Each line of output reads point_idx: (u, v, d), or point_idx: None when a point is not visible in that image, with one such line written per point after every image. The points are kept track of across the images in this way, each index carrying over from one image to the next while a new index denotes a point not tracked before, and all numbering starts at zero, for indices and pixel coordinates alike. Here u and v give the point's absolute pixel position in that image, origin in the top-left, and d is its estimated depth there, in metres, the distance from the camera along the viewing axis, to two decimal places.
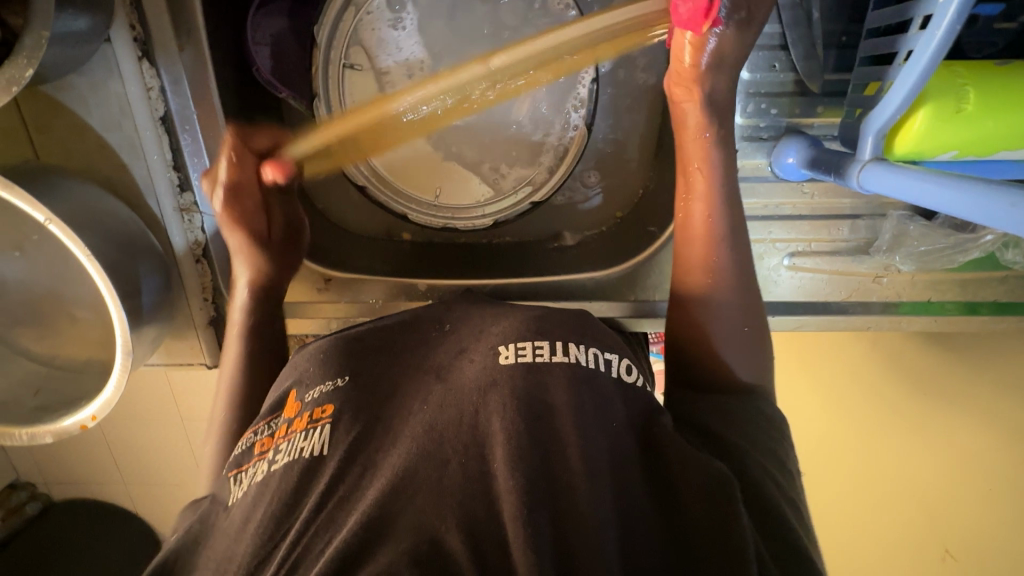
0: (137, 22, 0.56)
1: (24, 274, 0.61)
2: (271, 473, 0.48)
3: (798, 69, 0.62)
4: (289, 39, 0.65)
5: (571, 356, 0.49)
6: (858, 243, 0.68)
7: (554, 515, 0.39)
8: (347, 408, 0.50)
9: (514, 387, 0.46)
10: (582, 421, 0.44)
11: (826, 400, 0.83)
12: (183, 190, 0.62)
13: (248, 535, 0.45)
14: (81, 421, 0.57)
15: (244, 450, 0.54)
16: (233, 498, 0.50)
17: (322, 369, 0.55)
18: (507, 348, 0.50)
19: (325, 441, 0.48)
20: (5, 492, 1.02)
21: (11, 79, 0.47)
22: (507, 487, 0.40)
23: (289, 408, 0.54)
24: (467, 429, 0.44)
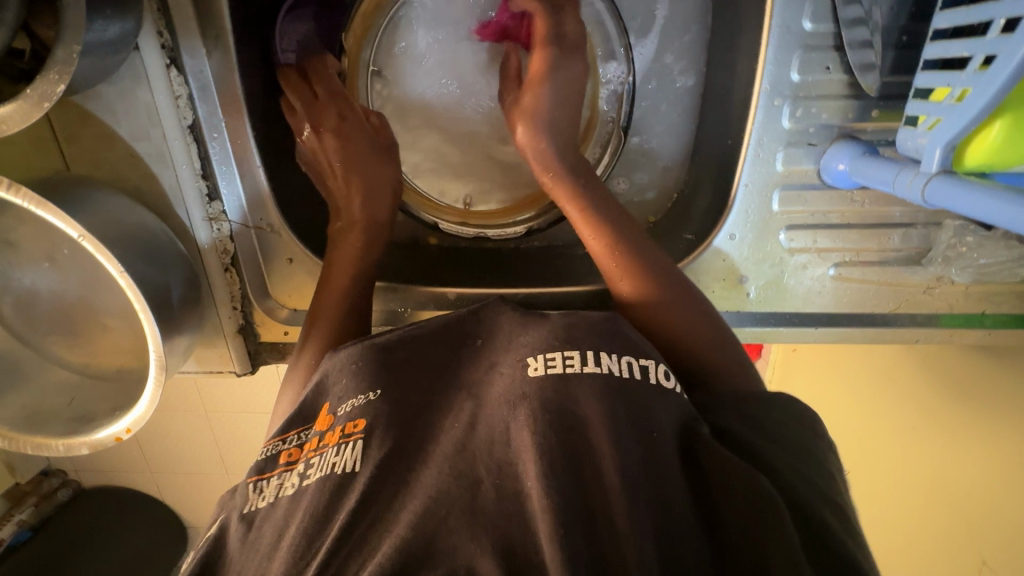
0: (164, 29, 0.54)
1: (56, 284, 0.62)
2: (304, 487, 0.44)
3: (854, 72, 0.54)
4: (316, 42, 0.66)
5: (603, 366, 0.44)
6: (909, 253, 0.62)
7: (587, 532, 0.36)
8: (381, 422, 0.46)
9: (543, 401, 0.42)
10: (619, 436, 0.39)
11: (859, 411, 0.89)
12: (212, 199, 0.62)
13: (278, 556, 0.40)
14: (116, 433, 0.57)
15: (268, 457, 0.50)
16: (252, 510, 0.46)
17: (357, 378, 0.51)
18: (536, 358, 0.46)
19: (358, 457, 0.44)
20: (39, 479, 1.17)
21: (43, 96, 0.43)
22: (541, 505, 0.36)
23: (322, 420, 0.51)
24: (499, 448, 0.41)
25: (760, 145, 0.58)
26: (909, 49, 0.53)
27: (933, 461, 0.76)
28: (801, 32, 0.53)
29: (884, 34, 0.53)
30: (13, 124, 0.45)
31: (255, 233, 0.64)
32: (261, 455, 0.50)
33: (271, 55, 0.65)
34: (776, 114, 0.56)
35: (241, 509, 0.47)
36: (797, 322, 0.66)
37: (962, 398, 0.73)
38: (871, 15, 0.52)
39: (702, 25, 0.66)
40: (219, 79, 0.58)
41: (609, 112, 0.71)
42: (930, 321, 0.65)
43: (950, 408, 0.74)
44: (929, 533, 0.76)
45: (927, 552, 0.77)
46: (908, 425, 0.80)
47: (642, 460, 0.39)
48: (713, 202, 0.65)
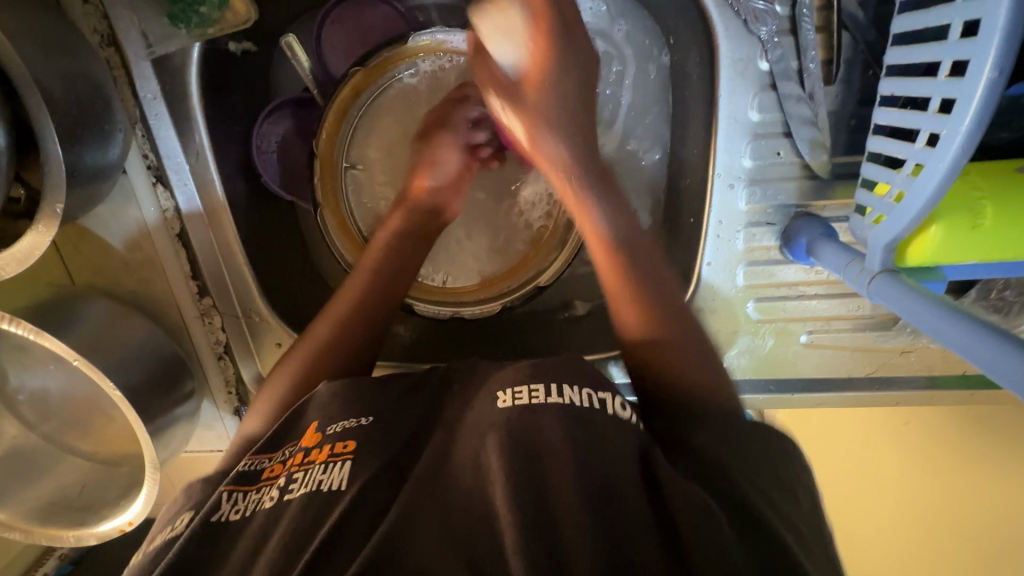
0: (149, 150, 0.59)
1: (66, 381, 0.68)
2: (285, 501, 0.47)
3: (804, 155, 0.55)
4: (295, 140, 0.69)
5: (566, 397, 0.45)
6: (881, 319, 0.62)
7: (546, 546, 0.37)
8: (366, 444, 0.49)
9: (509, 429, 0.44)
10: (582, 458, 0.41)
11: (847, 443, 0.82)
12: (202, 296, 0.65)
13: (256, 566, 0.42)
14: (120, 525, 0.61)
15: (248, 472, 0.51)
16: (224, 518, 0.47)
17: (347, 403, 0.54)
18: (505, 391, 0.47)
19: (346, 476, 0.47)
20: None
21: (36, 245, 0.47)
22: (508, 519, 0.39)
23: (308, 437, 0.52)
24: (470, 475, 0.44)
25: (718, 226, 0.59)
26: (859, 131, 0.54)
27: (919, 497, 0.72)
28: (748, 121, 0.55)
29: (832, 118, 0.54)
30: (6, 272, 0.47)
31: (242, 322, 0.67)
32: (242, 468, 0.52)
33: (248, 157, 0.67)
34: (732, 198, 0.57)
35: (210, 516, 0.47)
36: (774, 387, 0.66)
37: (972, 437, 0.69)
38: (814, 96, 0.53)
39: (664, 103, 0.69)
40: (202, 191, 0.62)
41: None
42: (915, 382, 0.64)
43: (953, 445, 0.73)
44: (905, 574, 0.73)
45: None
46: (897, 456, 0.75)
47: (596, 477, 0.41)
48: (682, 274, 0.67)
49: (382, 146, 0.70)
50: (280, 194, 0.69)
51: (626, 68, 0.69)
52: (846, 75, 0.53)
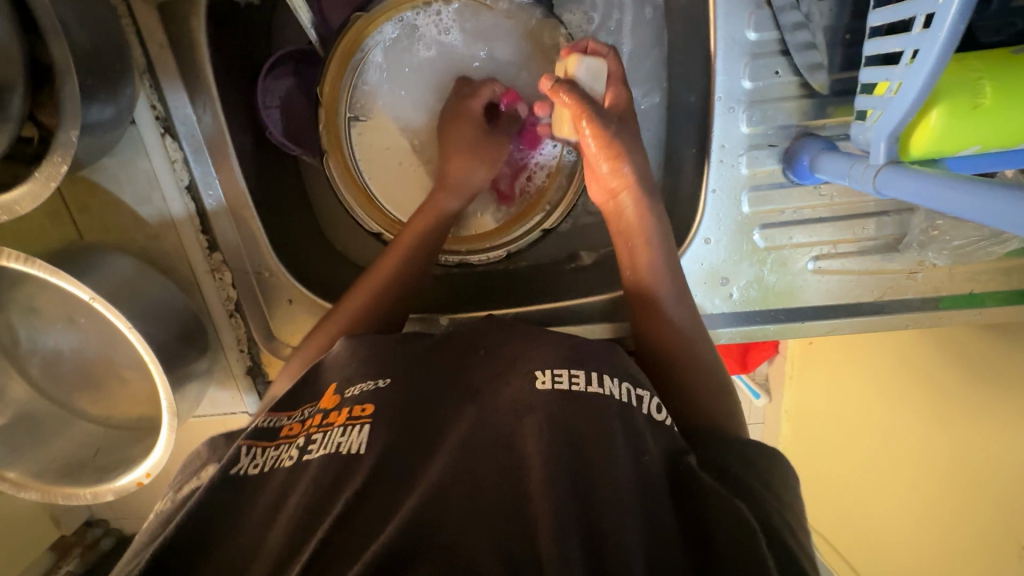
0: (157, 101, 0.60)
1: (77, 343, 0.67)
2: (305, 462, 0.47)
3: (803, 73, 0.56)
4: (297, 96, 0.71)
5: (605, 388, 0.46)
6: (886, 240, 0.63)
7: (584, 536, 0.38)
8: (385, 415, 0.47)
9: (551, 412, 0.44)
10: (611, 454, 0.42)
11: (872, 401, 0.92)
12: (212, 250, 0.66)
13: (278, 526, 0.43)
14: (137, 478, 0.60)
15: (268, 430, 0.52)
16: (241, 472, 0.48)
17: (366, 366, 0.53)
18: (544, 371, 0.47)
19: (364, 441, 0.46)
20: (80, 530, 1.05)
21: (50, 176, 0.47)
22: (545, 509, 0.39)
23: (327, 399, 0.52)
24: (503, 452, 0.43)
25: (722, 151, 0.60)
26: (854, 46, 0.55)
27: (921, 449, 0.83)
28: (746, 41, 0.56)
29: (828, 33, 0.55)
30: (23, 205, 0.48)
31: (254, 279, 0.68)
32: (260, 425, 0.52)
33: (253, 111, 0.68)
34: (733, 121, 0.59)
35: (227, 468, 0.48)
36: (785, 317, 0.66)
37: (980, 379, 0.75)
38: (810, 18, 0.54)
39: (657, 45, 0.71)
40: (211, 142, 0.63)
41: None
42: (923, 303, 0.64)
43: (964, 387, 0.77)
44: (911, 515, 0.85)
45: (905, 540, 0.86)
46: (913, 418, 0.85)
47: (630, 478, 0.41)
48: (685, 211, 0.68)
49: (378, 100, 0.70)
50: (286, 147, 0.71)
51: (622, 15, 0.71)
52: None
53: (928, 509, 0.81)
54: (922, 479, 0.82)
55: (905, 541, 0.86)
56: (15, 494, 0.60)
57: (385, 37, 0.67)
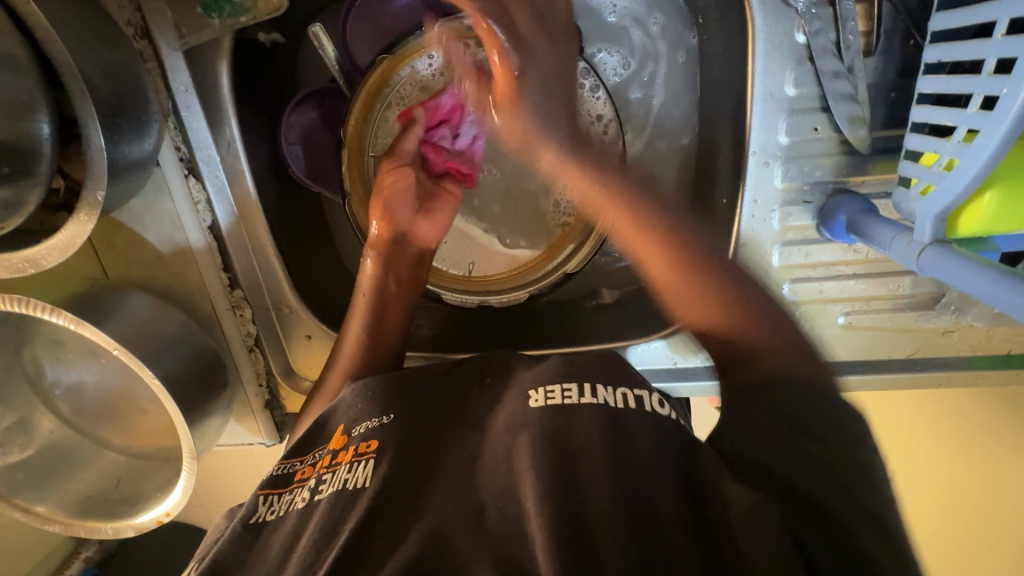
0: (181, 143, 0.59)
1: (100, 376, 0.68)
2: (316, 501, 0.48)
3: (845, 130, 0.53)
4: (320, 129, 0.70)
5: (599, 397, 0.46)
6: (920, 298, 0.60)
7: (576, 550, 0.37)
8: (392, 441, 0.49)
9: (544, 430, 0.44)
10: (607, 465, 0.42)
11: None
12: (233, 288, 0.66)
13: (289, 566, 0.44)
14: (157, 516, 0.61)
15: (281, 476, 0.53)
16: (260, 521, 0.49)
17: (371, 402, 0.54)
18: (537, 390, 0.48)
19: (368, 474, 0.47)
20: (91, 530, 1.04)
21: (76, 233, 0.47)
22: (540, 533, 0.38)
23: (335, 440, 0.53)
24: (501, 476, 0.45)
25: (753, 206, 0.58)
26: (898, 103, 0.53)
27: None
28: (785, 97, 0.54)
29: (870, 91, 0.53)
30: (48, 260, 0.48)
31: (274, 314, 0.69)
32: (276, 470, 0.54)
33: (276, 147, 0.68)
34: (768, 175, 0.56)
35: (247, 518, 0.50)
36: None
37: None
38: (853, 71, 0.52)
39: (690, 89, 0.69)
40: (234, 184, 0.63)
41: (604, 154, 0.68)
42: (958, 363, 0.62)
43: None
44: None
45: None
46: None
47: (632, 484, 0.41)
48: None
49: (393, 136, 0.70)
50: (307, 184, 0.71)
51: (654, 52, 0.68)
52: (885, 47, 0.52)
53: None
54: None
55: None
56: (39, 528, 0.61)
57: (401, 78, 0.67)
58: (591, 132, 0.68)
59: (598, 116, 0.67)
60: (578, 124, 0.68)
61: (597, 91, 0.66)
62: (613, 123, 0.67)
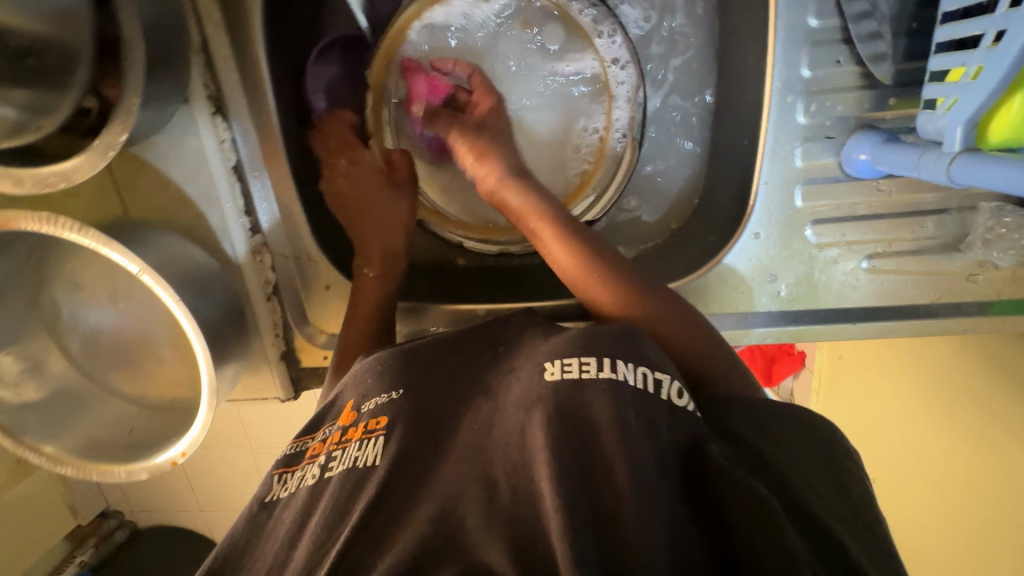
0: (210, 81, 0.60)
1: (117, 320, 0.66)
2: (326, 478, 0.49)
3: (866, 61, 0.55)
4: (342, 81, 0.72)
5: (620, 373, 0.43)
6: (944, 240, 0.60)
7: (596, 532, 0.36)
8: (399, 418, 0.49)
9: (557, 405, 0.42)
10: (624, 444, 0.39)
11: (909, 411, 0.91)
12: (254, 233, 0.66)
13: (301, 542, 0.45)
14: (172, 457, 0.60)
15: (296, 453, 0.55)
16: (273, 499, 0.52)
17: (380, 378, 0.54)
18: (552, 363, 0.45)
19: (378, 452, 0.47)
20: (97, 521, 1.28)
21: (109, 144, 0.48)
22: (552, 506, 0.37)
23: (345, 416, 0.54)
24: (514, 451, 0.43)
25: (776, 142, 0.58)
26: (919, 35, 0.54)
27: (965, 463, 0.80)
28: (807, 29, 0.55)
29: (892, 24, 0.54)
30: (80, 174, 0.48)
31: (293, 262, 0.69)
32: (288, 450, 0.55)
33: (300, 95, 0.70)
34: (789, 111, 0.57)
35: (263, 496, 0.53)
36: (833, 318, 0.63)
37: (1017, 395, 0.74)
38: (876, 8, 0.54)
39: (707, 41, 0.70)
40: (257, 125, 0.63)
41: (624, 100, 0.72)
42: (983, 308, 0.62)
43: (998, 400, 0.76)
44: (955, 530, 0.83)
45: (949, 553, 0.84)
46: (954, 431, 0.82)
47: (643, 468, 0.38)
48: (733, 203, 0.67)
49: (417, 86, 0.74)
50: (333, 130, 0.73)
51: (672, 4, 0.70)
52: None
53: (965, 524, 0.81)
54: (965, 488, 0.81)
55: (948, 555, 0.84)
56: (51, 469, 0.60)
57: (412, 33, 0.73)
58: (606, 79, 0.72)
59: (613, 60, 0.71)
60: (594, 65, 0.72)
61: (614, 35, 0.69)
62: (630, 64, 0.71)
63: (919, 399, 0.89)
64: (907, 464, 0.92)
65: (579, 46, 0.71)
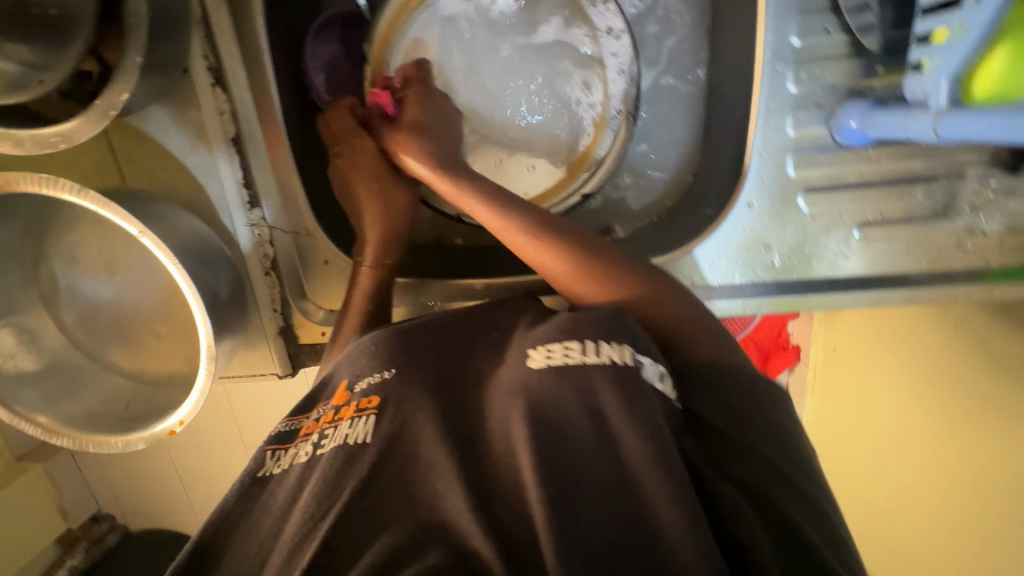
0: (210, 52, 0.61)
1: (115, 294, 0.66)
2: (318, 455, 0.47)
3: (853, 29, 0.56)
4: (341, 59, 0.73)
5: (606, 356, 0.42)
6: (934, 208, 0.61)
7: (591, 518, 0.35)
8: (392, 397, 0.47)
9: (546, 393, 0.41)
10: (626, 425, 0.38)
11: (906, 395, 0.92)
12: (253, 206, 0.67)
13: (293, 519, 0.43)
14: (170, 426, 0.59)
15: (289, 431, 0.52)
16: (266, 475, 0.49)
17: (375, 358, 0.53)
18: (537, 349, 0.45)
19: (369, 429, 0.46)
20: (89, 524, 1.25)
21: (110, 105, 0.48)
22: (539, 493, 0.36)
23: (339, 395, 0.52)
24: (500, 441, 0.42)
25: (767, 111, 0.60)
26: (903, 5, 0.56)
27: (960, 449, 0.82)
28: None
29: None
30: (81, 135, 0.49)
31: (292, 237, 0.70)
32: (280, 428, 0.53)
33: (300, 72, 0.71)
34: (780, 80, 0.59)
35: (253, 471, 0.49)
36: (826, 287, 0.64)
37: (1015, 382, 0.74)
38: None
39: (699, 19, 0.71)
40: (258, 98, 0.64)
41: (618, 71, 0.71)
42: (974, 276, 0.62)
43: (990, 383, 0.77)
44: (949, 514, 0.85)
45: (943, 535, 0.86)
46: (950, 415, 0.84)
47: (638, 453, 0.37)
48: (727, 176, 0.68)
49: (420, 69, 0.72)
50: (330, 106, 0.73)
51: None
52: None
53: (959, 509, 0.82)
54: (960, 475, 0.82)
55: (943, 533, 0.86)
56: (46, 439, 0.60)
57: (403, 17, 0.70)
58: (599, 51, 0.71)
59: (607, 28, 0.70)
60: (586, 37, 0.71)
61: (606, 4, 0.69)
62: (624, 34, 0.70)
63: (915, 386, 0.90)
64: (906, 449, 0.92)
65: (575, 17, 0.71)
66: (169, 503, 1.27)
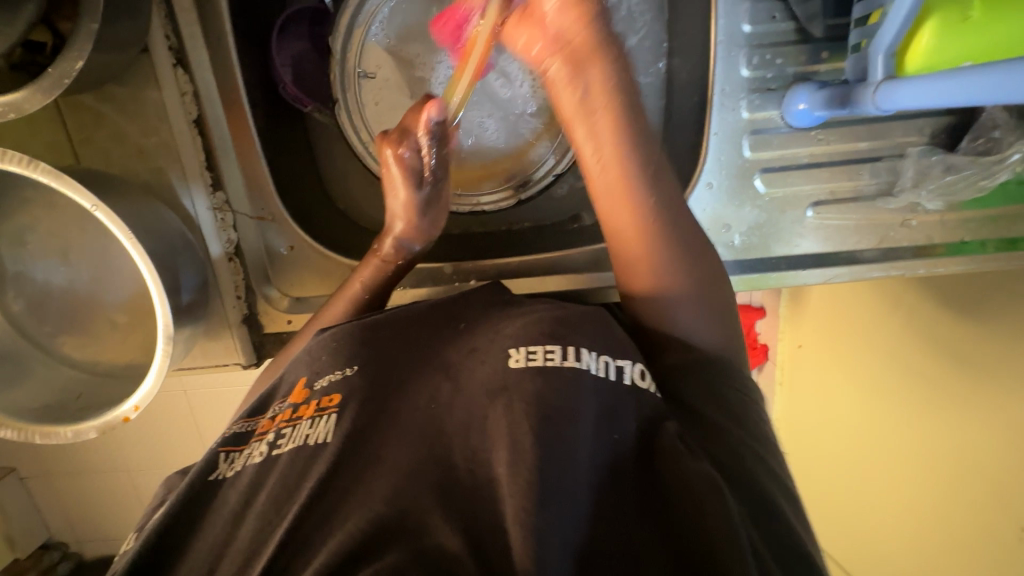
0: (172, 32, 0.60)
1: (68, 281, 0.64)
2: (274, 457, 0.45)
3: (798, 16, 0.60)
4: (309, 56, 0.71)
5: (583, 363, 0.43)
6: (880, 185, 0.65)
7: (557, 510, 0.35)
8: (354, 395, 0.46)
9: (525, 394, 0.41)
10: (592, 428, 0.40)
11: (862, 384, 0.95)
12: (216, 189, 0.66)
13: (249, 520, 0.42)
14: (124, 412, 0.57)
15: (240, 433, 0.50)
16: (217, 478, 0.46)
17: (335, 354, 0.51)
18: (517, 349, 0.45)
19: (331, 429, 0.45)
20: (39, 552, 1.18)
21: (64, 73, 0.48)
22: (511, 489, 0.36)
23: (296, 393, 0.50)
24: (475, 436, 0.41)
25: (722, 94, 0.63)
26: None
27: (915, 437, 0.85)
28: None
29: None
30: (32, 104, 0.48)
31: (257, 222, 0.69)
32: (233, 430, 0.50)
33: (268, 68, 0.70)
34: (734, 63, 0.62)
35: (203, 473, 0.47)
36: (784, 266, 0.67)
37: (973, 366, 0.76)
38: None
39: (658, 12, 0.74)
40: (221, 78, 0.63)
41: None
42: (919, 250, 0.66)
43: (948, 369, 0.80)
44: (907, 508, 0.87)
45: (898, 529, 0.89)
46: (906, 400, 0.86)
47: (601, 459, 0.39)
48: (688, 161, 0.71)
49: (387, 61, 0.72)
50: (299, 101, 0.72)
51: None
52: None
53: (915, 498, 0.85)
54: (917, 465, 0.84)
55: (898, 520, 0.89)
56: None
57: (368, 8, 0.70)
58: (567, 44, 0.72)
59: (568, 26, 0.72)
60: None
61: None
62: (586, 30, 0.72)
63: (874, 375, 0.92)
64: (869, 437, 0.94)
65: None
66: (125, 524, 1.20)
